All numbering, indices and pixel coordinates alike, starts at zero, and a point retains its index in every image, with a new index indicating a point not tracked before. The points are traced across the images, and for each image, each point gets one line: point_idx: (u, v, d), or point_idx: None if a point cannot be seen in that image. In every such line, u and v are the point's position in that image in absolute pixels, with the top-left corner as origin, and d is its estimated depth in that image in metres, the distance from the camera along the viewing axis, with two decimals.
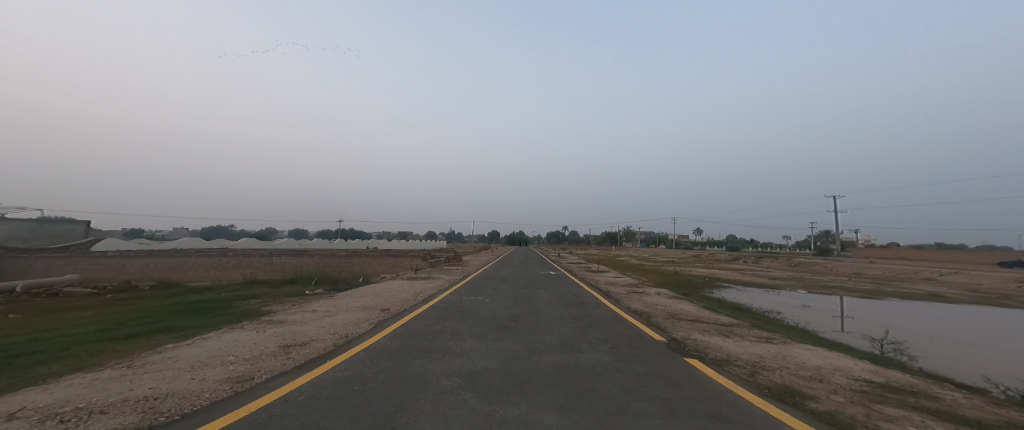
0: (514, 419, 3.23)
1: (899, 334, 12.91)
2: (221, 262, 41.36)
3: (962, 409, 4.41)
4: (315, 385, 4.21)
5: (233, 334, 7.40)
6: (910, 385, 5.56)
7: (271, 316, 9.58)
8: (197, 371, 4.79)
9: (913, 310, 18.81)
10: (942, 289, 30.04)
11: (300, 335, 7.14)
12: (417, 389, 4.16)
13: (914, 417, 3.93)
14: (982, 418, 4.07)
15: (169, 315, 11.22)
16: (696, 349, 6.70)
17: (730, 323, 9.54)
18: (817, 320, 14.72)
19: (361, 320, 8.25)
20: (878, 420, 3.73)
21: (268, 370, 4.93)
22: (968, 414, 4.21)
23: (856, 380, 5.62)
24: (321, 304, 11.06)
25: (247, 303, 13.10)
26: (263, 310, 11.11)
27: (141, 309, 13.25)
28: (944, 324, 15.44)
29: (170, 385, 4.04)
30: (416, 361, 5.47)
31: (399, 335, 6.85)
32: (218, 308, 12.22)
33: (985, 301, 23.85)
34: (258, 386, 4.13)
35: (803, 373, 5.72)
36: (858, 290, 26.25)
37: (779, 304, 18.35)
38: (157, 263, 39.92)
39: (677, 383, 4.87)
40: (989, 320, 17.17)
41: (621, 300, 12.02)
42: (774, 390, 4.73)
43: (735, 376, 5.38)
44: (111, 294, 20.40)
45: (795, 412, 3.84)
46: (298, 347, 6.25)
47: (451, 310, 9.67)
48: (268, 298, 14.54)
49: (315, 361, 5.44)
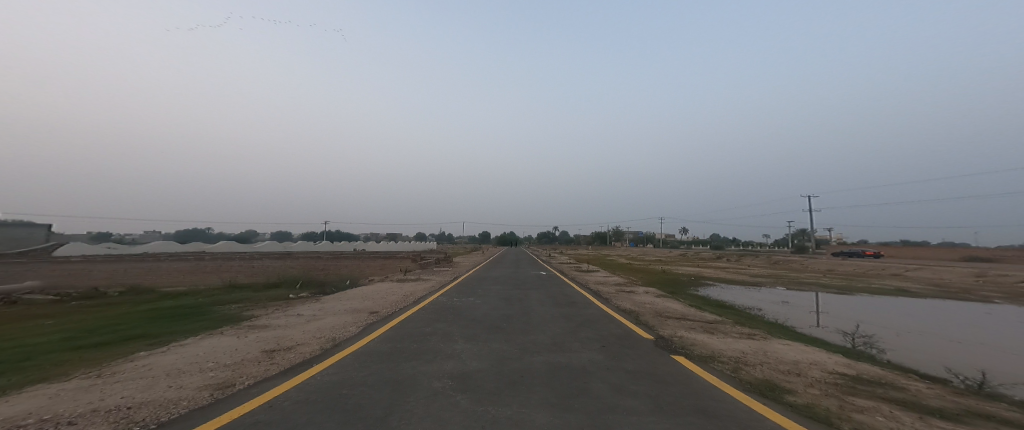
0: (507, 419, 3.23)
1: (871, 328, 13.55)
2: (197, 267, 39.64)
3: (925, 399, 4.66)
4: (301, 390, 4.10)
5: (213, 340, 7.13)
6: (879, 377, 5.84)
7: (254, 320, 9.25)
8: (174, 379, 4.59)
9: (882, 305, 19.77)
10: (909, 284, 31.60)
11: (285, 340, 6.94)
12: (408, 391, 4.13)
13: (884, 407, 4.11)
14: (943, 407, 4.30)
15: (142, 322, 10.70)
16: (682, 346, 6.88)
17: (714, 320, 9.80)
18: (795, 315, 15.33)
19: (350, 323, 8.09)
20: (851, 411, 3.88)
21: (251, 376, 4.76)
22: (932, 403, 4.43)
23: (831, 373, 5.87)
24: (307, 307, 10.77)
25: (226, 308, 12.61)
26: (243, 315, 10.69)
27: (109, 317, 12.54)
28: (909, 318, 16.34)
29: (145, 393, 3.87)
30: (407, 363, 5.39)
31: (389, 337, 6.76)
32: (196, 314, 11.71)
33: (948, 295, 25.21)
34: (241, 392, 4.01)
35: (782, 368, 5.93)
36: (832, 286, 27.41)
37: (760, 301, 18.96)
38: (127, 269, 37.95)
39: (664, 380, 5.00)
40: (951, 313, 18.18)
41: (610, 299, 12.16)
42: (755, 384, 4.90)
43: (720, 371, 5.54)
44: (77, 301, 19.24)
45: (776, 405, 3.97)
46: (284, 352, 6.09)
47: (442, 311, 9.57)
48: (249, 302, 14.01)
49: (301, 365, 5.32)
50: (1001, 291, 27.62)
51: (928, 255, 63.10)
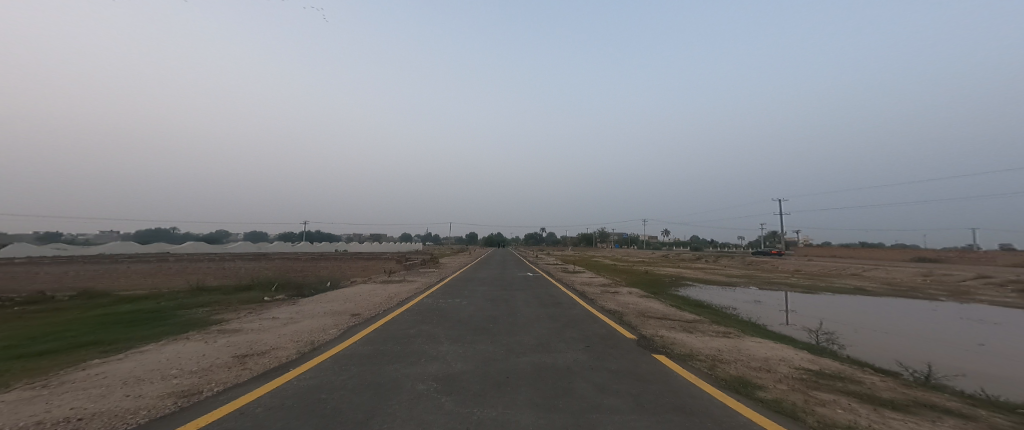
0: (491, 420, 3.20)
1: (833, 325, 14.38)
2: (161, 269, 37.40)
3: (880, 391, 4.95)
4: (275, 395, 3.90)
5: (178, 346, 6.70)
6: (839, 371, 6.18)
7: (225, 324, 8.80)
8: (132, 387, 4.27)
9: (845, 303, 20.98)
10: (867, 283, 33.73)
11: (258, 344, 6.63)
12: (390, 394, 4.00)
13: (843, 400, 4.35)
14: (894, 398, 4.60)
15: (96, 328, 9.95)
16: (663, 345, 7.03)
17: (693, 319, 10.09)
18: (766, 314, 16.03)
19: (329, 326, 7.80)
20: (816, 405, 4.07)
21: (219, 382, 4.50)
22: (885, 395, 4.72)
23: (797, 368, 6.16)
24: (284, 310, 10.33)
25: (193, 312, 11.90)
26: (213, 319, 10.12)
27: (60, 322, 11.61)
28: (869, 315, 17.38)
29: (98, 404, 3.58)
30: (390, 366, 5.25)
31: (371, 340, 6.57)
32: (158, 318, 11.01)
33: (901, 293, 27.11)
34: (209, 399, 3.78)
35: (754, 365, 6.17)
36: (800, 286, 28.91)
37: (737, 300, 19.65)
38: (81, 272, 35.33)
39: (645, 379, 5.09)
40: (905, 310, 19.48)
41: (595, 300, 12.26)
42: (729, 381, 5.08)
43: (697, 369, 5.71)
44: (22, 307, 17.72)
45: (748, 401, 4.12)
46: (257, 356, 5.80)
47: (427, 312, 9.44)
48: (219, 306, 13.28)
49: (276, 370, 5.08)
50: (945, 289, 29.99)
51: (883, 256, 67.74)
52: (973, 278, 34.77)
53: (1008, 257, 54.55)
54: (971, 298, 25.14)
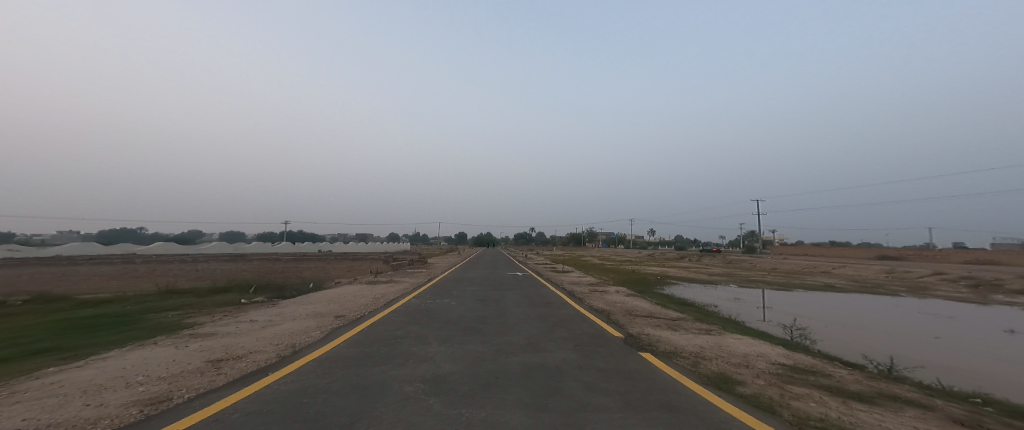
0: (481, 421, 3.15)
1: (808, 321, 14.96)
2: (127, 271, 35.40)
3: (848, 384, 5.18)
4: (253, 400, 3.74)
5: (144, 352, 6.33)
6: (811, 365, 6.44)
7: (198, 328, 8.39)
8: (92, 395, 4.00)
9: (818, 300, 21.91)
10: (836, 280, 35.41)
11: (234, 348, 6.34)
12: (376, 397, 3.89)
13: (815, 393, 4.51)
14: (861, 391, 4.82)
15: (54, 333, 9.33)
16: (649, 343, 7.16)
17: (677, 317, 10.30)
18: (745, 311, 16.57)
19: (312, 328, 7.57)
20: (791, 398, 4.20)
21: (192, 388, 4.27)
22: (853, 388, 4.93)
23: (774, 363, 6.37)
24: (262, 312, 9.96)
25: (163, 316, 11.32)
26: (184, 323, 9.65)
27: (13, 329, 10.82)
28: (839, 311, 18.21)
29: (55, 414, 3.34)
30: (376, 368, 5.11)
31: (357, 342, 6.39)
32: (123, 323, 10.37)
33: (867, 290, 28.62)
34: (179, 406, 3.58)
35: (733, 361, 6.35)
36: (776, 283, 30.01)
37: (718, 298, 20.17)
38: (37, 275, 33.09)
39: (632, 377, 5.14)
40: (871, 305, 20.59)
41: (584, 299, 12.34)
42: (711, 378, 5.18)
43: (681, 366, 5.83)
44: None
45: (727, 396, 4.23)
46: (233, 361, 5.55)
47: (414, 313, 9.24)
48: (191, 309, 12.72)
49: (254, 375, 4.86)
50: (907, 286, 31.76)
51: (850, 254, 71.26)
52: (930, 274, 36.99)
53: (960, 254, 58.37)
54: (930, 294, 26.69)
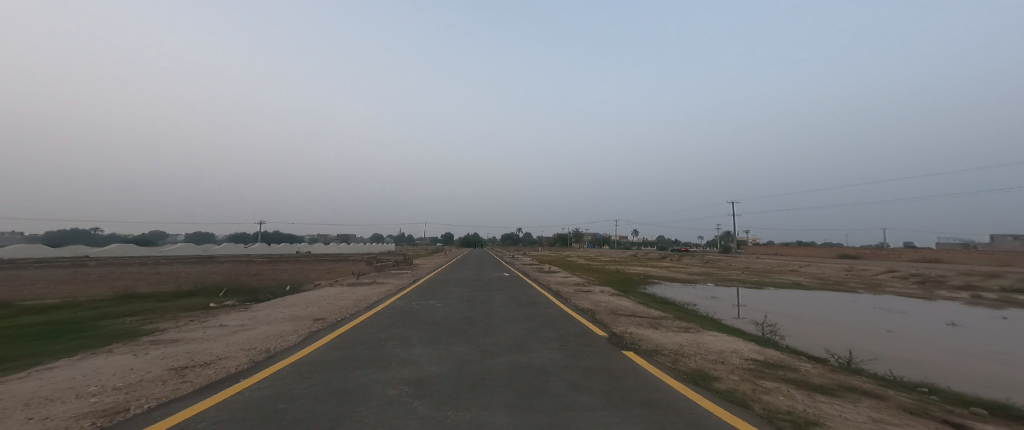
0: (467, 422, 3.10)
1: (779, 317, 15.65)
2: (84, 275, 33.14)
3: (813, 377, 5.42)
4: (222, 408, 3.52)
5: (99, 361, 5.86)
6: (781, 360, 6.73)
7: (161, 334, 7.89)
8: (35, 409, 3.65)
9: (787, 297, 22.98)
10: (804, 278, 37.19)
11: (201, 355, 5.98)
12: (357, 401, 3.75)
13: (784, 387, 4.70)
14: (824, 383, 5.06)
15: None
16: (632, 342, 7.27)
17: (659, 316, 10.51)
18: (721, 308, 17.17)
19: (288, 332, 7.24)
20: (762, 393, 4.35)
21: (152, 397, 3.98)
22: (817, 381, 5.18)
23: (747, 359, 6.60)
24: (234, 317, 9.47)
25: (123, 322, 10.59)
26: (147, 329, 9.06)
27: None
28: (807, 308, 19.13)
29: None
30: (357, 371, 4.93)
31: (337, 345, 6.16)
32: (75, 330, 9.63)
33: (832, 287, 30.20)
34: (138, 417, 3.32)
35: (710, 357, 6.53)
36: (749, 282, 31.21)
37: (696, 297, 20.80)
38: None
39: (616, 375, 5.19)
40: (835, 302, 21.76)
41: (569, 299, 12.44)
42: (690, 374, 5.31)
43: (662, 363, 5.95)
44: None
45: (705, 392, 4.33)
46: (200, 368, 5.22)
47: (398, 315, 9.03)
48: (155, 314, 11.95)
49: (223, 382, 4.58)
50: (867, 283, 33.67)
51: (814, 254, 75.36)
52: (887, 272, 39.51)
53: (911, 252, 62.80)
54: (886, 291, 28.48)
